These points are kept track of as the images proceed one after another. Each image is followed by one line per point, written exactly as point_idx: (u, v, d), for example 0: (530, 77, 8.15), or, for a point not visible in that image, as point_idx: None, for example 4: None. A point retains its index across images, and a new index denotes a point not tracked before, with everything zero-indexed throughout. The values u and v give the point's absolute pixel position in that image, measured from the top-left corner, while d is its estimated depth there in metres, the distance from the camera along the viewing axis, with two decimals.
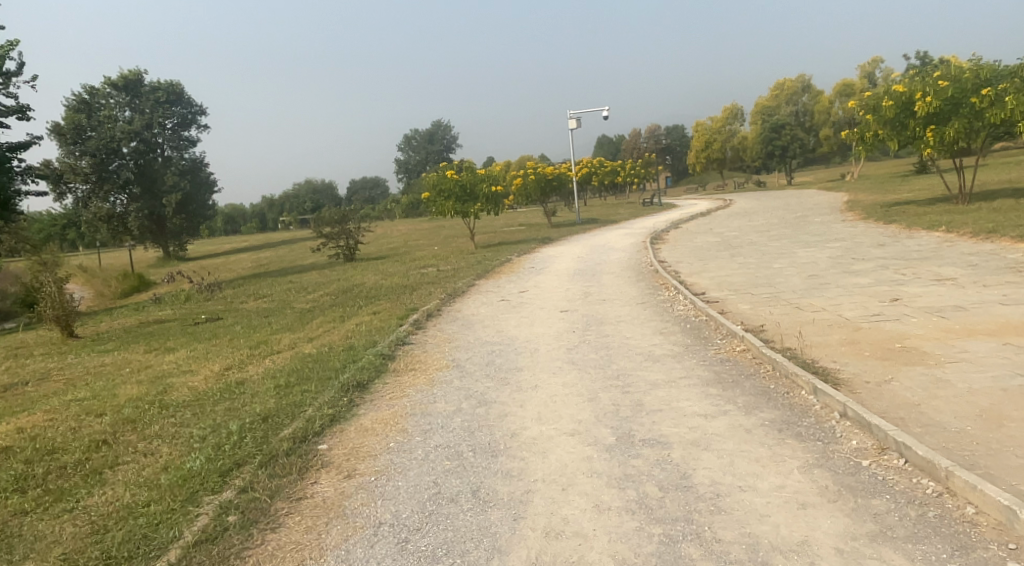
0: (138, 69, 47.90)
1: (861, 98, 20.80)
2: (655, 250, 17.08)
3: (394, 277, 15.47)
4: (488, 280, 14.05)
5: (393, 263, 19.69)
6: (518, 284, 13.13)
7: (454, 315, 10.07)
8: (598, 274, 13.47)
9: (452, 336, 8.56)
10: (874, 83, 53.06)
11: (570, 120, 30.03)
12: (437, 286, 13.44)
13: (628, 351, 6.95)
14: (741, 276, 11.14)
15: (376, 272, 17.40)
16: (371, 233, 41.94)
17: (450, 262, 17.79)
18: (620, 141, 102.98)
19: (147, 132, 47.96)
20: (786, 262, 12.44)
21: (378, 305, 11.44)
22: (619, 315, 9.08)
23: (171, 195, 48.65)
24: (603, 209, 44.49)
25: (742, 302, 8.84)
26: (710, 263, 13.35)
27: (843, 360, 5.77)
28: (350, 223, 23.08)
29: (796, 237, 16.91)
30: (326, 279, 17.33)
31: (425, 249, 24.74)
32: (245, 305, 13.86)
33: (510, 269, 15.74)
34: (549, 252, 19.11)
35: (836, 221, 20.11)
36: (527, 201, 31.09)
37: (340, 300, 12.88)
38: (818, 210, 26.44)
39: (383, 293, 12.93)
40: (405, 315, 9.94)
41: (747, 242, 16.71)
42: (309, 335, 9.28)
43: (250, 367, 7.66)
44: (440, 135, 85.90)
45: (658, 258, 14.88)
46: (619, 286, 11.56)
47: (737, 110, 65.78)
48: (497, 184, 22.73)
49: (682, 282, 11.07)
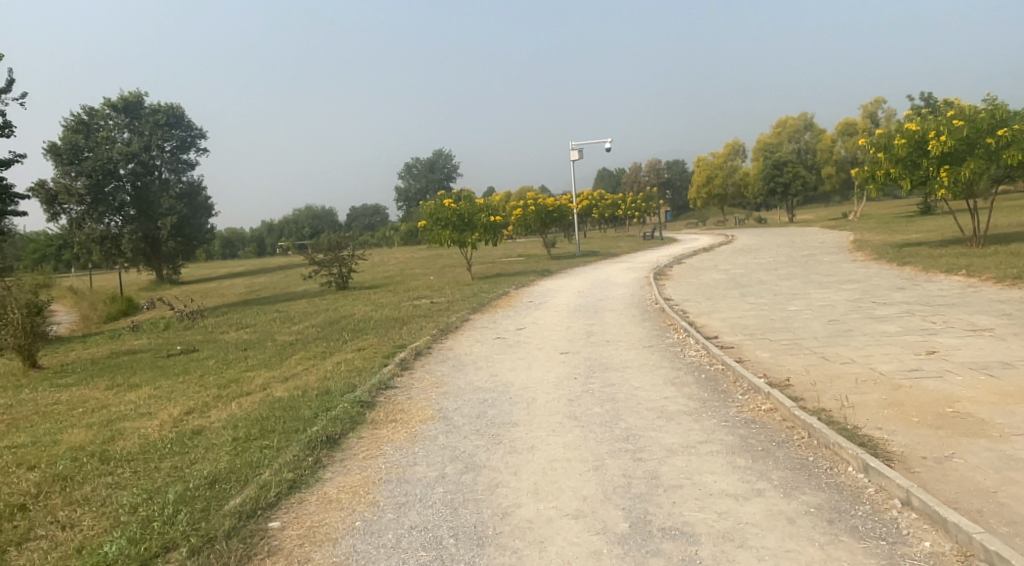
0: (138, 92, 47.75)
1: (872, 136, 20.29)
2: (659, 286, 16.37)
3: (385, 309, 14.67)
4: (483, 315, 13.28)
5: (386, 293, 18.93)
6: (515, 320, 12.32)
7: (445, 354, 9.26)
8: (600, 312, 12.67)
9: (440, 379, 7.74)
10: (877, 122, 52.96)
11: (572, 151, 29.56)
12: (430, 320, 12.64)
13: (638, 405, 6.13)
14: (756, 318, 10.39)
15: (367, 303, 16.62)
16: (367, 261, 41.34)
17: (446, 293, 17.02)
18: (621, 174, 103.18)
19: (145, 154, 47.75)
20: (801, 304, 11.71)
21: (364, 340, 10.63)
22: (625, 359, 8.28)
23: (166, 218, 47.98)
24: (604, 242, 43.99)
25: (760, 349, 8.05)
26: (720, 302, 12.60)
27: (889, 427, 4.97)
28: (344, 251, 22.38)
29: (807, 276, 16.21)
30: (314, 309, 16.54)
31: (422, 279, 24.02)
32: (224, 336, 13.05)
33: (507, 303, 14.98)
34: (548, 286, 18.33)
35: (846, 261, 19.44)
36: (526, 232, 30.47)
37: (325, 333, 12.07)
38: (826, 248, 25.80)
39: (371, 327, 12.10)
40: (391, 353, 9.12)
41: (756, 281, 16.01)
42: (284, 374, 8.46)
43: (212, 412, 6.85)
44: (441, 164, 85.92)
45: (663, 296, 14.11)
46: (624, 325, 10.76)
47: (738, 146, 65.70)
48: (496, 214, 22.10)
49: (692, 324, 10.29)
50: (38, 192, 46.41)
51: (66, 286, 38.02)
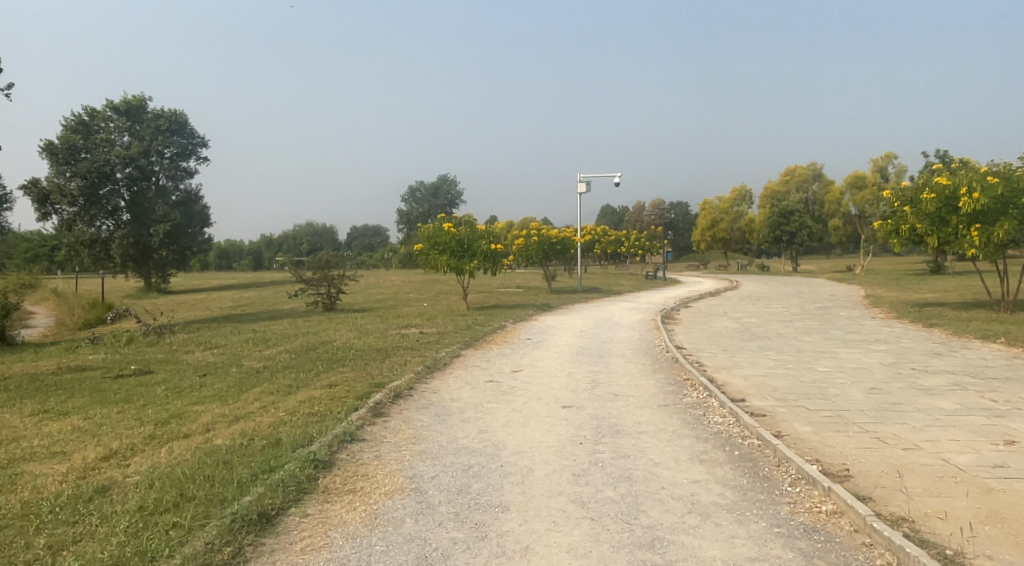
0: (141, 95, 46.92)
1: (897, 189, 19.29)
2: (668, 331, 15.18)
3: (369, 338, 13.37)
4: (476, 351, 12.04)
5: (374, 318, 17.68)
6: (510, 361, 11.03)
7: (428, 398, 7.98)
8: (606, 358, 11.40)
9: (419, 433, 6.45)
10: (887, 177, 52.27)
11: (580, 183, 28.62)
12: (415, 353, 11.36)
13: (662, 492, 4.86)
14: (783, 379, 9.18)
15: (351, 328, 15.38)
16: (361, 283, 40.17)
17: (438, 323, 15.77)
18: (624, 212, 102.75)
19: (143, 159, 46.82)
20: (831, 364, 10.52)
21: (339, 373, 9.36)
22: (639, 421, 7.01)
23: (160, 224, 46.73)
24: (606, 278, 42.91)
25: (799, 422, 6.79)
26: (738, 356, 11.36)
27: (1005, 557, 3.72)
28: (334, 270, 21.19)
29: (827, 332, 15.05)
30: (293, 331, 15.27)
31: (414, 305, 22.79)
32: (187, 357, 11.74)
33: (503, 339, 13.78)
34: (548, 323, 17.05)
35: (865, 318, 18.26)
36: (526, 264, 29.34)
37: (298, 361, 10.78)
38: (838, 302, 24.69)
39: (349, 357, 10.82)
40: (365, 393, 7.85)
41: (773, 333, 14.81)
42: (235, 413, 7.17)
43: (133, 461, 5.56)
44: (445, 189, 85.32)
45: (675, 344, 12.83)
46: (634, 377, 9.50)
47: (745, 192, 65.01)
48: (497, 242, 20.98)
49: (713, 381, 9.03)
50: (31, 190, 45.51)
51: (49, 288, 36.79)
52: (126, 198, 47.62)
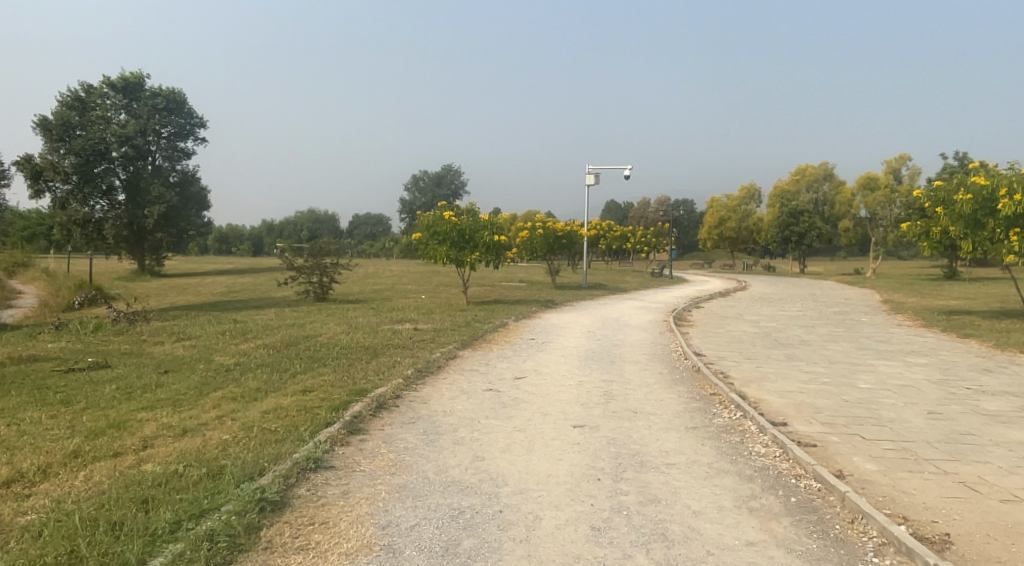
0: (139, 72, 45.67)
1: (932, 190, 18.12)
2: (682, 335, 14.03)
3: (356, 333, 12.16)
4: (474, 352, 10.90)
5: (366, 311, 16.56)
6: (512, 365, 9.86)
7: (416, 411, 6.82)
8: (619, 364, 10.23)
9: (401, 458, 5.29)
10: (901, 179, 50.95)
11: (588, 175, 27.42)
12: (407, 353, 10.19)
13: (712, 561, 3.71)
14: (824, 398, 8.02)
15: (340, 321, 14.24)
16: (359, 273, 39.04)
17: (434, 319, 14.59)
18: (629, 208, 101.53)
19: (140, 138, 45.63)
20: (873, 380, 9.38)
21: (318, 376, 8.21)
22: (667, 449, 5.83)
23: (154, 205, 45.50)
24: (610, 275, 41.76)
25: (860, 458, 5.62)
26: (765, 367, 10.19)
27: None
28: (327, 259, 20.07)
29: (856, 340, 13.89)
30: (278, 323, 14.11)
31: (411, 298, 21.65)
32: (153, 350, 10.58)
33: (504, 338, 12.64)
34: (552, 321, 15.87)
35: (891, 326, 17.08)
36: (530, 257, 28.20)
37: (275, 359, 9.62)
38: (856, 307, 23.51)
39: (331, 356, 9.65)
40: (341, 404, 6.69)
41: (797, 340, 13.66)
42: (184, 425, 6.01)
43: (34, 493, 4.40)
44: (449, 179, 84.11)
45: (693, 351, 11.62)
46: (653, 389, 8.31)
47: (754, 191, 63.53)
48: (501, 234, 19.80)
49: (745, 397, 7.85)
50: (24, 166, 44.42)
51: (39, 266, 35.76)
52: (121, 178, 46.48)
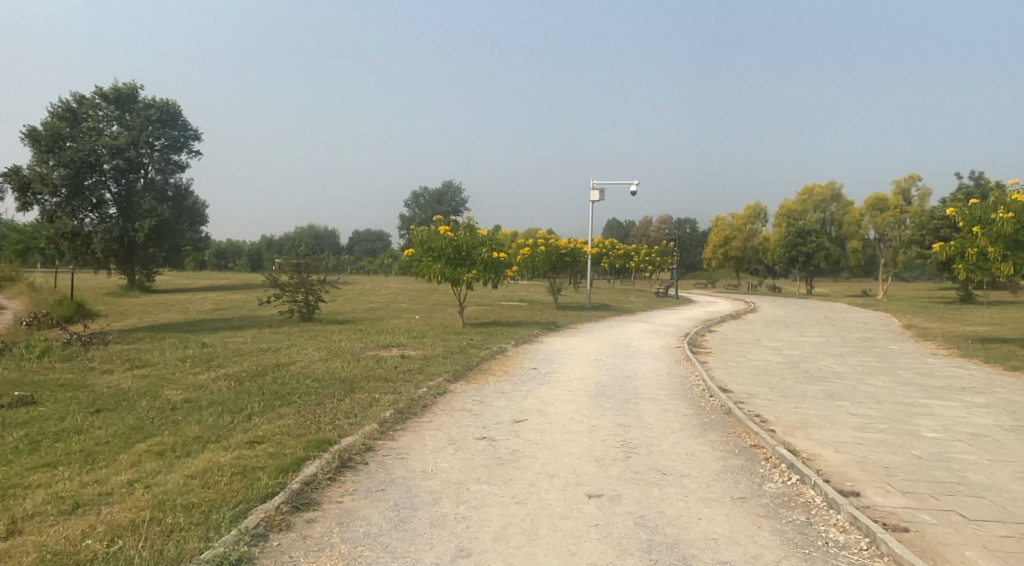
0: (133, 83, 44.69)
1: (966, 207, 16.83)
2: (702, 364, 12.58)
3: (334, 361, 10.68)
4: (468, 386, 9.45)
5: (352, 334, 15.14)
6: (510, 404, 8.40)
7: (387, 473, 5.36)
8: (636, 403, 8.77)
9: (355, 555, 3.85)
10: (911, 200, 49.72)
11: (593, 190, 26.09)
12: (388, 387, 8.73)
13: None
14: (892, 454, 6.57)
15: (320, 346, 12.81)
16: (352, 290, 37.70)
17: (424, 344, 13.14)
18: (630, 226, 100.49)
19: (132, 150, 44.53)
20: (937, 426, 7.95)
21: (277, 420, 6.76)
22: (715, 536, 4.38)
23: (145, 219, 44.22)
24: (613, 294, 40.39)
25: (976, 555, 4.19)
26: (806, 409, 8.73)
27: None
28: (314, 276, 18.60)
29: (896, 373, 12.45)
30: (250, 347, 12.65)
31: (403, 318, 20.19)
32: (95, 382, 9.12)
33: (503, 367, 11.20)
34: (555, 347, 14.41)
35: (925, 356, 15.60)
36: (532, 276, 26.76)
37: (233, 395, 8.16)
38: (878, 333, 22.07)
39: (299, 392, 8.21)
40: (293, 463, 5.25)
41: (831, 372, 12.22)
42: (79, 497, 4.58)
43: None
44: (449, 196, 83.23)
45: (717, 386, 10.15)
46: (683, 440, 6.86)
47: (760, 210, 62.14)
48: (500, 250, 18.40)
49: (796, 453, 6.40)
50: (12, 178, 43.28)
51: (21, 280, 34.38)
52: (112, 191, 45.27)
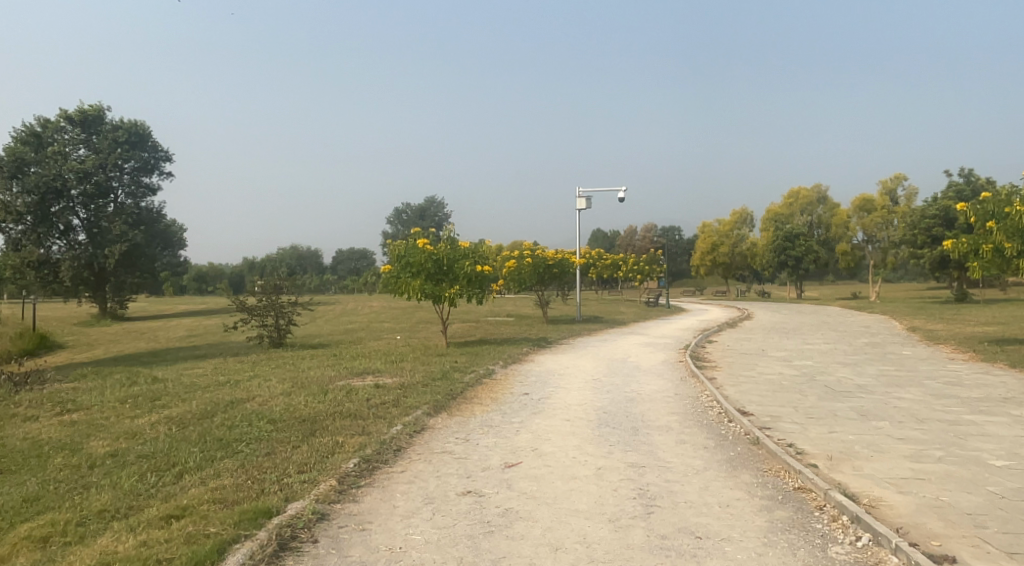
0: (99, 105, 43.32)
1: (979, 202, 15.78)
2: (710, 382, 11.38)
3: (297, 396, 9.34)
4: (451, 420, 8.16)
5: (324, 360, 13.79)
6: (501, 442, 7.13)
7: (341, 557, 4.07)
8: (648, 434, 7.52)
9: None
10: (897, 200, 49.15)
11: (579, 199, 24.98)
12: (357, 427, 7.43)
13: None
14: (969, 494, 5.36)
15: (286, 376, 11.46)
16: (331, 310, 36.32)
17: (402, 369, 11.83)
18: (615, 236, 99.72)
19: (100, 173, 43.02)
20: (1001, 451, 6.77)
21: (211, 482, 5.45)
22: None
23: (116, 244, 42.58)
24: (603, 305, 39.25)
25: None
26: (843, 434, 7.52)
27: None
28: (284, 297, 17.23)
29: (923, 384, 11.30)
30: (206, 381, 11.25)
31: (382, 340, 18.83)
32: (10, 433, 7.74)
33: (491, 394, 9.92)
34: (548, 367, 13.15)
35: (944, 361, 14.49)
36: (518, 289, 25.55)
37: (168, 445, 6.82)
38: (883, 337, 21.01)
39: (248, 440, 6.88)
40: (213, 550, 3.96)
41: (852, 386, 11.04)
42: None
43: None
44: (432, 211, 82.24)
45: (735, 408, 8.95)
46: (712, 486, 5.62)
47: (746, 215, 61.40)
48: (484, 263, 17.16)
49: (857, 498, 5.19)
50: None
51: None
52: (80, 217, 43.68)
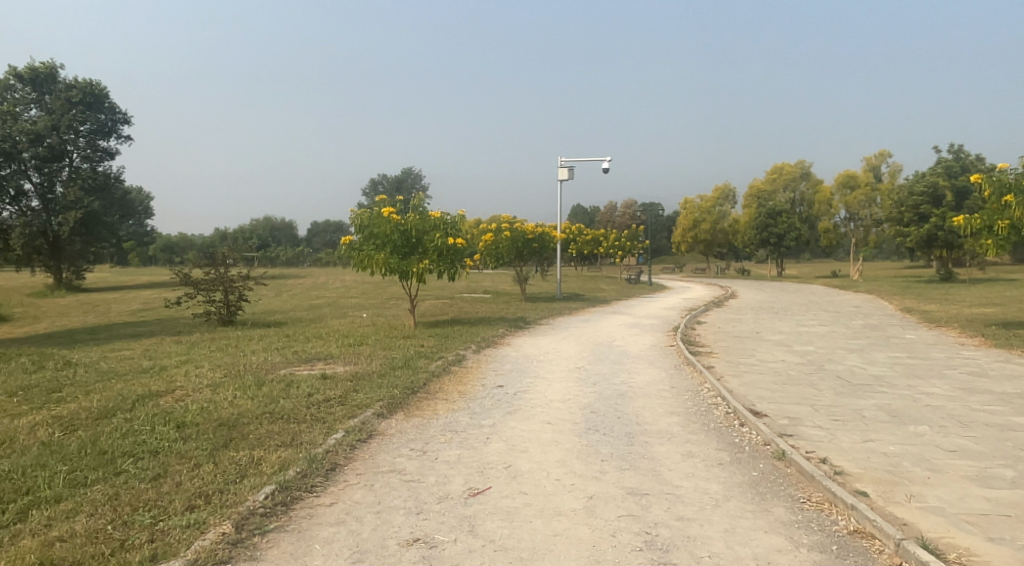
0: (50, 62, 40.56)
1: (993, 175, 14.58)
2: (710, 371, 10.03)
3: (225, 389, 7.79)
4: (407, 422, 6.70)
5: (272, 342, 12.23)
6: (466, 455, 5.70)
7: None
8: (645, 444, 6.15)
9: None
10: (880, 177, 48.29)
11: (561, 168, 23.44)
12: (285, 434, 5.91)
13: None
14: None
15: (222, 363, 9.83)
16: (298, 284, 34.54)
17: (358, 355, 10.32)
18: (595, 212, 98.53)
19: (52, 136, 40.40)
20: None
21: (58, 528, 3.98)
22: None
23: (70, 211, 40.14)
24: (584, 282, 37.94)
25: None
26: (881, 444, 6.19)
27: None
28: (233, 272, 15.58)
29: (946, 375, 10.04)
30: (126, 368, 9.61)
31: (345, 318, 17.24)
32: None
33: (458, 387, 8.44)
34: (525, 352, 11.71)
35: (955, 348, 13.27)
36: (496, 265, 24.01)
37: (33, 460, 5.29)
38: (878, 319, 19.84)
39: (138, 454, 5.35)
40: None
41: (870, 377, 9.76)
42: None
43: None
44: (409, 184, 80.22)
45: (745, 406, 7.62)
46: (741, 528, 4.23)
47: (728, 191, 60.19)
48: (456, 235, 15.58)
49: (941, 553, 3.84)
50: None
51: None
52: (33, 182, 41.10)
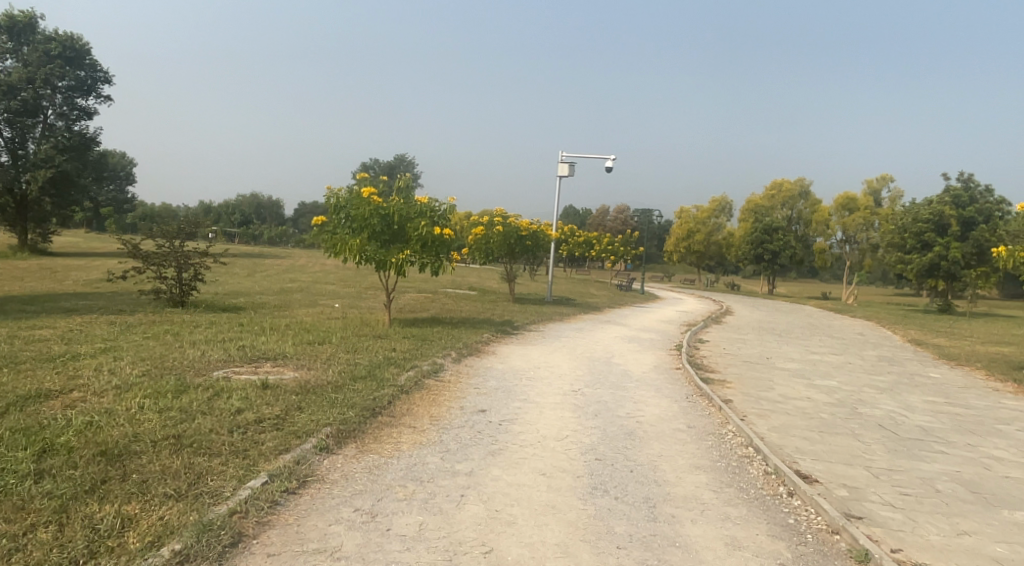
0: (29, 10, 38.36)
1: None
2: (730, 407, 8.47)
3: (134, 395, 6.10)
4: (357, 463, 5.07)
5: (221, 331, 10.56)
6: (434, 525, 4.09)
7: None
8: (673, 521, 4.56)
9: None
10: (880, 201, 47.04)
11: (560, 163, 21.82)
12: (182, 476, 4.27)
13: None
14: None
15: (148, 355, 8.13)
16: (274, 265, 32.72)
17: (316, 356, 8.68)
18: (587, 215, 96.99)
19: (25, 89, 38.20)
20: None
21: None
22: None
23: (40, 170, 37.97)
24: (574, 286, 36.39)
25: None
26: (983, 542, 4.63)
27: None
28: (186, 246, 13.89)
29: (1004, 431, 8.53)
30: (30, 353, 7.90)
31: (313, 308, 15.50)
32: None
33: (431, 411, 6.79)
34: (513, 365, 10.10)
35: (992, 394, 11.76)
36: (484, 261, 22.35)
37: None
38: (891, 350, 18.38)
39: None
40: None
41: (917, 429, 8.23)
42: None
43: None
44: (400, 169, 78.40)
45: (787, 463, 6.08)
46: None
47: (726, 203, 58.94)
48: (443, 224, 13.94)
49: None
50: None
51: None
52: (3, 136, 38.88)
